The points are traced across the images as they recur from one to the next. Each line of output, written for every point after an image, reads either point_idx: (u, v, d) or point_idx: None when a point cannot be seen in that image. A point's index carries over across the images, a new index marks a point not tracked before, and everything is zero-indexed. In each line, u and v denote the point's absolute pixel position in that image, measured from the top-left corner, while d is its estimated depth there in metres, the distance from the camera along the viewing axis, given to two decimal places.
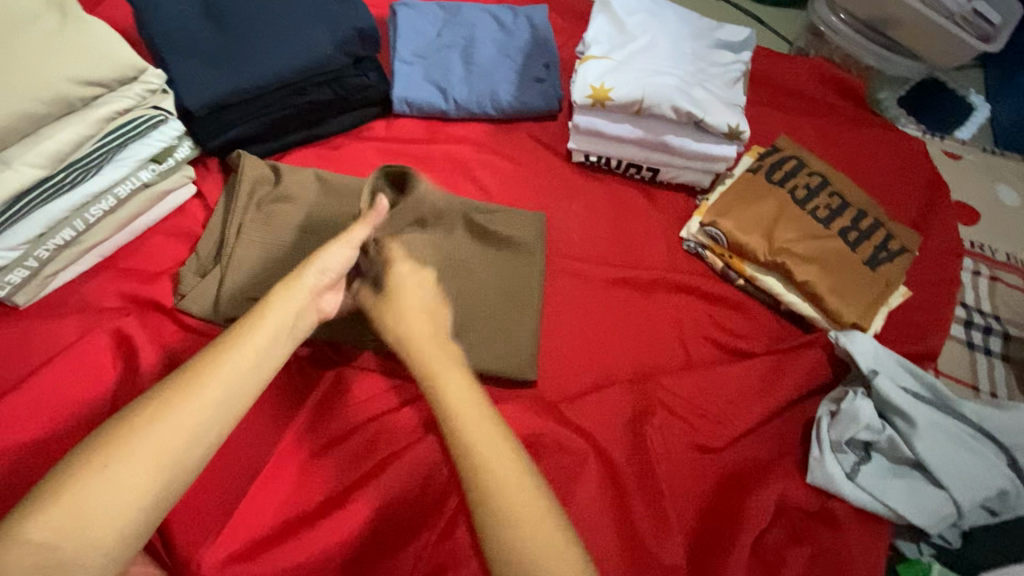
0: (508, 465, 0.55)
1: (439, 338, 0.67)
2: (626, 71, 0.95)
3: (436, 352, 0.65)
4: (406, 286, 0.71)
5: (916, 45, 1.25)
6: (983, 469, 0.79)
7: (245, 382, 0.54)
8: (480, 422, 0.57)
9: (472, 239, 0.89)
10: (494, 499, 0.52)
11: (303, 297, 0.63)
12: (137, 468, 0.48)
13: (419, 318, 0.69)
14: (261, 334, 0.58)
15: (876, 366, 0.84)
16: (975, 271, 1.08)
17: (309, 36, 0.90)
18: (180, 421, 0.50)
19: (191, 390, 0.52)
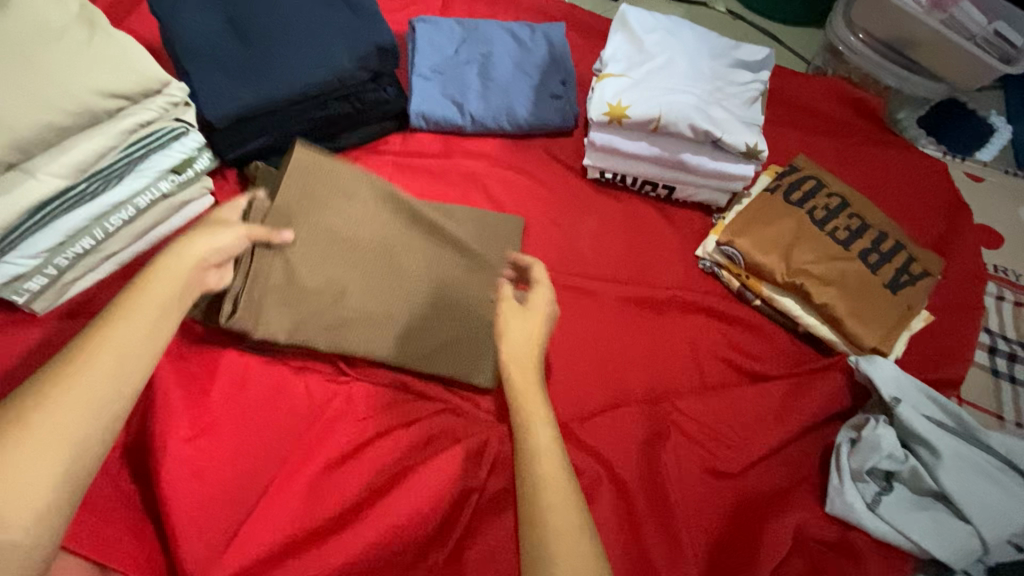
0: (563, 503, 0.58)
1: (538, 377, 0.68)
2: (644, 89, 0.95)
3: (534, 384, 0.67)
4: (541, 307, 0.73)
5: (937, 66, 1.24)
6: (1011, 503, 0.76)
7: (133, 352, 0.54)
8: (552, 460, 0.61)
9: (401, 220, 0.85)
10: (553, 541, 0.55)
11: (188, 265, 0.63)
12: (39, 450, 0.47)
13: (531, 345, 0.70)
14: (142, 307, 0.57)
15: (898, 393, 0.82)
16: (999, 296, 1.05)
17: (329, 51, 0.90)
18: (73, 399, 0.49)
19: (74, 369, 0.51)
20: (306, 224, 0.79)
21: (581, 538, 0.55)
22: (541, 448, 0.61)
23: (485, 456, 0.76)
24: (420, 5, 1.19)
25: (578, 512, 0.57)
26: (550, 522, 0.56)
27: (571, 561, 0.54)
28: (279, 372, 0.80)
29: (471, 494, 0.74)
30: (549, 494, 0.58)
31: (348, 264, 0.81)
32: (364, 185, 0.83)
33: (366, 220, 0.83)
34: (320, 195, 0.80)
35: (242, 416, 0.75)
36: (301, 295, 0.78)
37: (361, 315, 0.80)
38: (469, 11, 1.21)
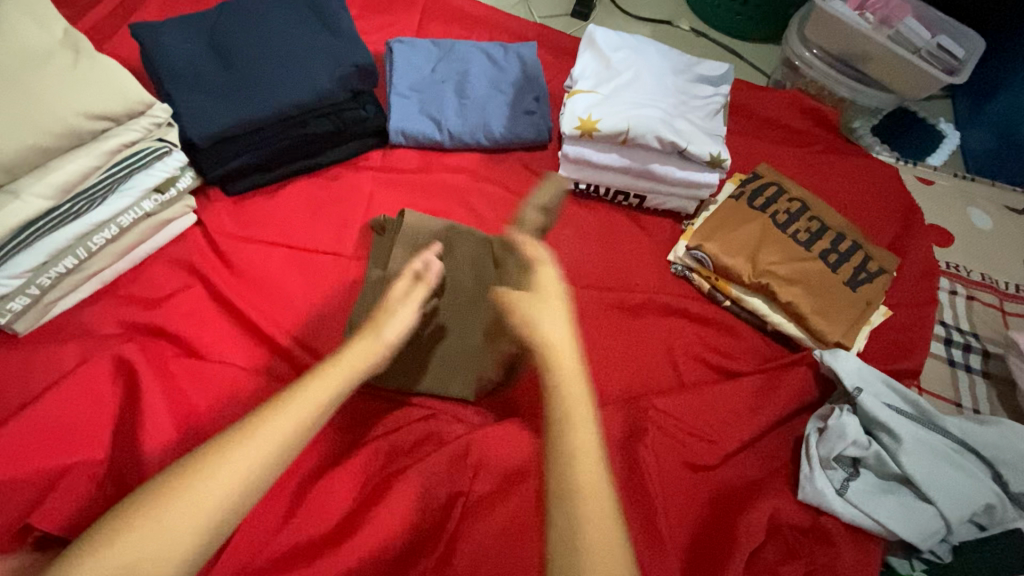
0: (599, 498, 0.52)
1: (578, 354, 0.63)
2: (612, 104, 1.00)
3: (572, 358, 0.62)
4: (553, 283, 0.70)
5: (886, 78, 1.31)
6: (969, 483, 0.81)
7: (290, 437, 0.55)
8: (587, 448, 0.55)
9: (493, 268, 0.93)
10: (581, 525, 0.50)
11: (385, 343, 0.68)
12: (215, 492, 0.50)
13: (563, 329, 0.65)
14: (312, 393, 0.58)
15: (860, 383, 0.87)
16: (952, 290, 1.12)
17: (310, 73, 0.93)
18: (255, 452, 0.52)
19: (239, 444, 0.53)
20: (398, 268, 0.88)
21: (617, 542, 0.50)
22: (582, 438, 0.55)
23: (468, 460, 0.77)
24: (396, 26, 1.23)
25: (616, 507, 0.52)
26: (586, 522, 0.50)
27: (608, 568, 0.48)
28: (265, 384, 0.82)
29: (458, 499, 0.75)
30: (586, 490, 0.52)
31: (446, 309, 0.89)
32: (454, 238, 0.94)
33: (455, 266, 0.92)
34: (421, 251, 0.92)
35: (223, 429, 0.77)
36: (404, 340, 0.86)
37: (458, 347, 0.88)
38: (445, 32, 1.26)
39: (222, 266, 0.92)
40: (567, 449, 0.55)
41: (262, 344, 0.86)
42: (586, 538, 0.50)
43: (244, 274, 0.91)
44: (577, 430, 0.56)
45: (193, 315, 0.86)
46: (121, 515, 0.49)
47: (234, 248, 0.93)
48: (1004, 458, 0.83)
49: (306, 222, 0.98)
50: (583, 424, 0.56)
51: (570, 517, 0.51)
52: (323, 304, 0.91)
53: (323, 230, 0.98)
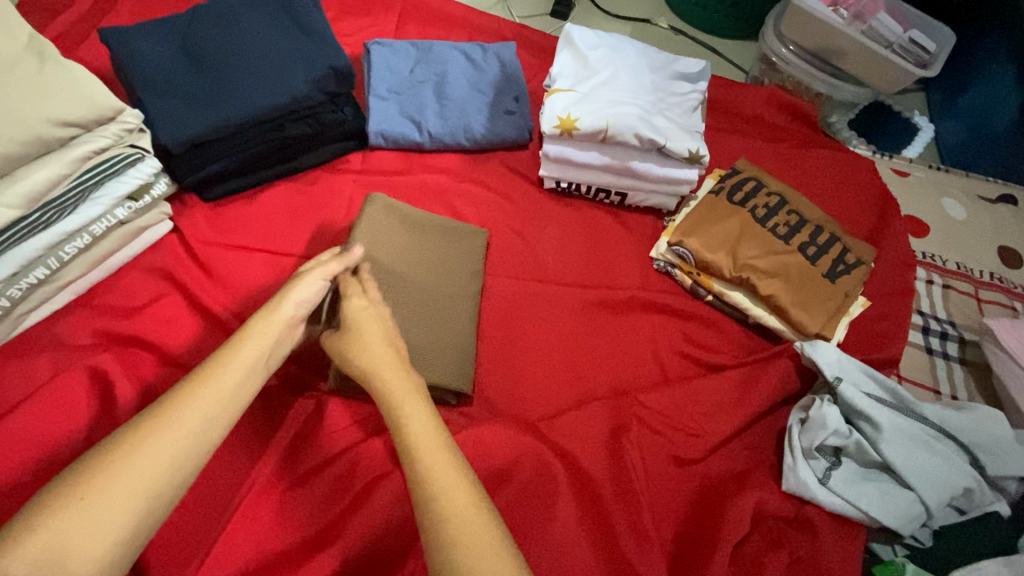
0: (445, 462, 0.56)
1: (404, 371, 0.67)
2: (591, 103, 1.00)
3: (399, 376, 0.66)
4: (361, 310, 0.73)
5: (860, 73, 1.33)
6: (947, 468, 0.82)
7: (221, 407, 0.56)
8: (431, 443, 0.58)
9: (462, 263, 0.94)
10: (443, 521, 0.51)
11: (278, 324, 0.66)
12: (126, 488, 0.48)
13: (381, 352, 0.69)
14: (236, 365, 0.60)
15: (840, 373, 0.88)
16: (928, 280, 1.14)
17: (286, 76, 0.92)
18: (170, 443, 0.52)
19: (167, 418, 0.53)
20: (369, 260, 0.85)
21: (472, 496, 0.54)
22: (417, 429, 0.59)
23: None
24: (374, 28, 1.23)
25: (473, 494, 0.54)
26: (440, 486, 0.54)
27: (471, 519, 0.52)
28: None
29: None
30: (441, 482, 0.54)
31: (423, 298, 0.87)
32: (426, 236, 0.93)
33: (427, 260, 0.90)
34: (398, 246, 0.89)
35: None
36: None
37: (445, 336, 0.85)
38: (423, 32, 1.25)
39: (201, 273, 0.91)
40: (408, 439, 0.58)
41: None
42: (439, 501, 0.52)
43: (224, 281, 0.90)
44: (419, 436, 0.58)
45: (171, 324, 0.85)
46: (44, 497, 0.46)
47: (213, 255, 0.92)
48: (980, 443, 0.85)
49: (286, 227, 0.97)
50: (417, 411, 0.61)
51: (434, 517, 0.52)
52: None
53: (304, 235, 0.97)
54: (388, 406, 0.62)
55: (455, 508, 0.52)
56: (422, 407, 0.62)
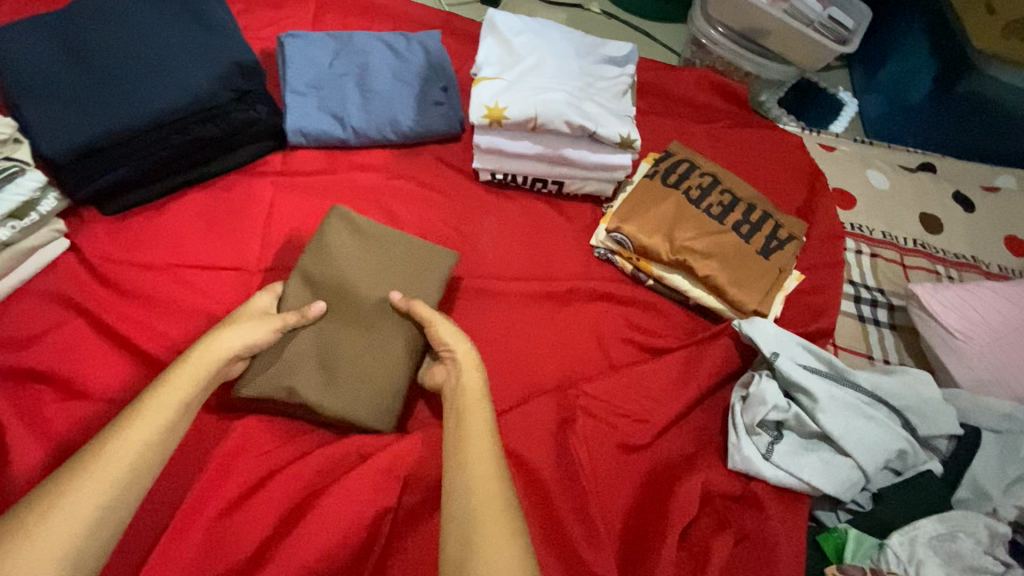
0: (486, 476, 0.64)
1: (481, 376, 0.76)
2: (519, 91, 0.97)
3: (476, 377, 0.75)
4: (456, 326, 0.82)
5: (786, 51, 1.36)
6: (881, 433, 0.85)
7: (158, 437, 0.62)
8: (481, 445, 0.67)
9: (417, 277, 0.85)
10: (471, 509, 0.61)
11: (221, 355, 0.72)
12: (66, 519, 0.54)
13: (465, 347, 0.78)
14: (168, 400, 0.65)
15: (777, 348, 0.89)
16: (857, 250, 1.18)
17: (183, 73, 0.86)
18: (104, 476, 0.58)
19: (103, 453, 0.59)
20: (327, 282, 0.83)
21: (499, 503, 0.62)
22: (471, 428, 0.69)
23: (397, 472, 0.74)
24: (290, 19, 1.16)
25: (503, 494, 0.63)
26: (472, 491, 0.63)
27: (489, 522, 0.60)
28: None
29: (386, 513, 0.73)
30: (475, 480, 0.64)
31: (358, 316, 0.82)
32: (391, 254, 0.86)
33: (384, 282, 0.84)
34: (361, 266, 0.85)
35: None
36: (299, 356, 0.79)
37: (374, 356, 0.80)
38: (343, 22, 1.19)
39: (107, 294, 0.84)
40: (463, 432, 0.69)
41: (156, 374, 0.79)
42: (467, 491, 0.63)
43: (134, 302, 0.84)
44: (473, 436, 0.68)
45: (73, 352, 0.78)
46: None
47: (118, 274, 0.85)
48: (910, 405, 0.88)
49: (201, 238, 0.90)
50: (476, 419, 0.70)
51: (464, 506, 0.62)
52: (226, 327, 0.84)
53: (222, 245, 0.91)
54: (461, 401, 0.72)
55: (481, 509, 0.61)
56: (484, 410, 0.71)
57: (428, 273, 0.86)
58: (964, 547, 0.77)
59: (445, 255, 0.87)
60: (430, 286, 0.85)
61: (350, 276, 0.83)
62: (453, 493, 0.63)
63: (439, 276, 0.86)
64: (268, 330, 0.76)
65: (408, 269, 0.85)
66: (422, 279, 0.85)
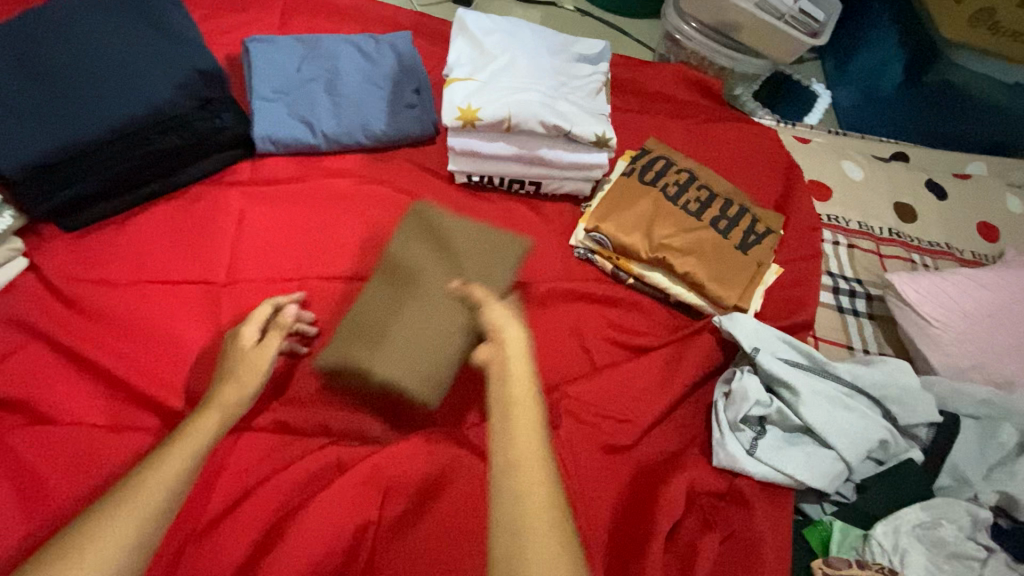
0: (540, 494, 0.50)
1: (530, 362, 0.63)
2: (491, 92, 0.96)
3: (524, 365, 0.62)
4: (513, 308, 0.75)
5: (758, 44, 1.36)
6: (862, 423, 0.85)
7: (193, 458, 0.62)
8: (532, 450, 0.53)
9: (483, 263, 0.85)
10: (523, 533, 0.48)
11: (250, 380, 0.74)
12: (109, 542, 0.53)
13: (517, 329, 0.67)
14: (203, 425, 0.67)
15: (758, 343, 0.89)
16: (835, 242, 1.19)
17: (142, 84, 0.85)
18: (145, 497, 0.57)
19: (142, 479, 0.59)
20: (402, 263, 0.85)
21: (556, 529, 0.49)
22: (517, 426, 0.55)
23: (377, 483, 0.74)
24: (256, 24, 1.13)
25: (561, 516, 0.50)
26: (523, 511, 0.49)
27: (546, 554, 0.47)
28: (142, 437, 0.76)
29: (367, 528, 0.71)
30: (530, 494, 0.50)
31: (424, 296, 0.82)
32: (465, 239, 0.86)
33: (455, 264, 0.84)
34: (439, 249, 0.86)
35: (85, 503, 0.71)
36: (366, 329, 0.80)
37: (433, 333, 0.79)
38: (310, 25, 1.16)
39: (73, 316, 0.82)
40: (509, 431, 0.55)
41: (125, 399, 0.79)
42: (518, 508, 0.50)
43: (101, 322, 0.82)
44: (521, 436, 0.54)
45: (39, 376, 0.78)
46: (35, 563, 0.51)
47: (83, 294, 0.83)
48: (889, 395, 0.89)
49: (168, 252, 0.88)
50: (524, 413, 0.56)
51: (514, 528, 0.48)
52: (197, 343, 0.82)
53: (190, 259, 0.88)
54: (507, 392, 0.59)
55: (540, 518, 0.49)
56: (534, 402, 0.58)
57: (496, 260, 0.86)
58: (947, 534, 0.79)
59: (515, 242, 0.88)
60: (494, 273, 0.84)
61: (423, 258, 0.85)
62: (499, 508, 0.50)
63: (510, 264, 0.86)
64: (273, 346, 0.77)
65: (478, 253, 0.85)
66: (491, 265, 0.85)
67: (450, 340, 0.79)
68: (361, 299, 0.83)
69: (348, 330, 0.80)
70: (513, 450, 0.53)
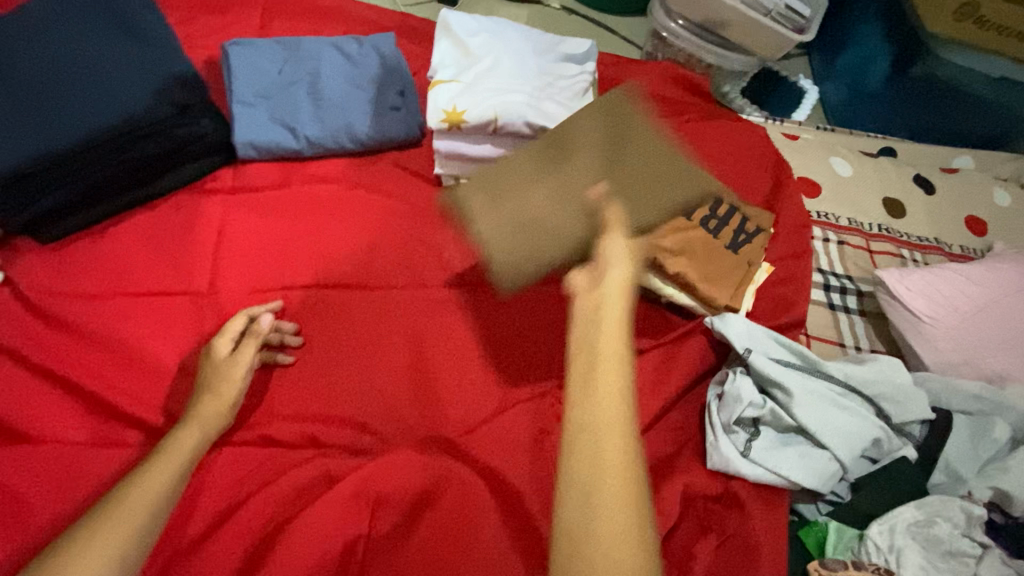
0: (617, 453, 0.50)
1: (623, 316, 0.60)
2: (476, 93, 0.94)
3: (616, 318, 0.59)
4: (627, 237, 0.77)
5: (746, 41, 1.35)
6: (855, 422, 0.85)
7: (151, 504, 0.63)
8: (612, 410, 0.52)
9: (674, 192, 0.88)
10: (595, 489, 0.49)
11: (217, 412, 0.75)
12: None
13: (624, 273, 0.65)
14: (166, 465, 0.68)
15: (750, 344, 0.89)
16: (825, 238, 1.19)
17: (118, 94, 0.82)
18: (99, 547, 0.58)
19: (98, 525, 0.60)
20: (603, 152, 0.89)
21: (629, 488, 0.49)
22: (602, 382, 0.53)
23: (368, 494, 0.73)
24: (235, 27, 1.11)
25: (637, 480, 0.50)
26: (597, 465, 0.50)
27: (617, 511, 0.48)
28: (122, 455, 0.74)
29: (358, 541, 0.70)
30: (604, 457, 0.50)
31: (569, 186, 0.87)
32: (654, 155, 0.89)
33: (644, 162, 0.89)
34: (623, 152, 0.89)
35: (63, 523, 0.69)
36: (490, 202, 0.87)
37: (543, 229, 0.85)
38: (291, 27, 1.13)
39: (51, 331, 0.80)
40: (596, 383, 0.53)
41: (106, 414, 0.77)
42: (590, 464, 0.50)
43: (79, 336, 0.80)
44: (603, 398, 0.52)
45: (13, 393, 0.75)
46: None
47: (59, 309, 0.80)
48: (882, 393, 0.88)
49: (148, 263, 0.86)
50: (610, 370, 0.54)
51: (586, 484, 0.49)
52: (180, 357, 0.81)
53: (171, 269, 0.86)
54: (595, 340, 0.57)
55: (606, 483, 0.49)
56: (623, 360, 0.55)
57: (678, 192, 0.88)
58: (942, 532, 0.78)
59: (697, 178, 0.90)
60: (652, 200, 0.87)
61: (614, 158, 0.88)
62: (574, 457, 0.51)
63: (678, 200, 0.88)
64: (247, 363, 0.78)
65: (648, 177, 0.88)
66: (649, 192, 0.87)
67: (564, 241, 0.83)
68: (519, 164, 0.90)
69: (500, 193, 0.88)
70: (583, 414, 0.52)
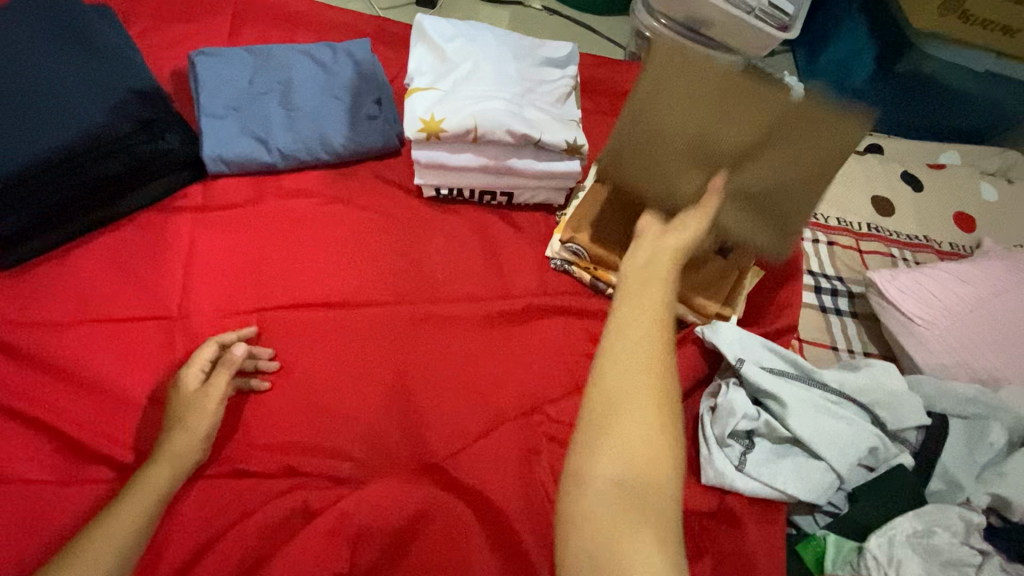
0: (641, 375, 0.59)
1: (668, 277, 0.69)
2: (454, 101, 0.91)
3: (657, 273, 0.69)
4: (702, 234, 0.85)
5: (730, 40, 1.32)
6: (852, 431, 0.83)
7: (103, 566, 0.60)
8: (642, 341, 0.61)
9: (795, 206, 0.86)
10: (615, 402, 0.58)
11: (184, 451, 0.71)
12: None
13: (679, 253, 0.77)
14: (124, 517, 0.64)
15: (742, 354, 0.87)
16: (814, 239, 1.17)
17: (71, 109, 0.80)
18: None
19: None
20: (789, 156, 0.82)
21: (650, 407, 0.57)
22: (635, 314, 0.63)
23: (345, 531, 0.69)
24: (204, 36, 1.06)
25: (658, 401, 0.58)
26: (622, 383, 0.59)
27: (636, 424, 0.57)
28: (90, 493, 0.70)
29: None
30: (629, 379, 0.59)
31: (711, 140, 0.84)
32: (770, 193, 0.87)
33: (756, 168, 0.85)
34: (763, 158, 0.83)
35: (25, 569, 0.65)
36: (714, 125, 0.83)
37: (650, 158, 0.89)
38: (262, 35, 1.10)
39: (8, 363, 0.76)
40: (632, 312, 0.63)
41: (70, 450, 0.73)
42: (614, 382, 0.59)
43: (41, 367, 0.76)
44: (635, 329, 0.62)
45: None
46: None
47: (17, 339, 0.76)
48: (877, 400, 0.86)
49: (115, 287, 0.82)
50: (647, 307, 0.64)
51: (609, 399, 0.58)
52: (150, 386, 0.77)
53: (139, 293, 0.82)
54: (637, 283, 0.67)
55: (625, 409, 0.57)
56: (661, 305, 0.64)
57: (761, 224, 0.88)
58: (941, 542, 0.76)
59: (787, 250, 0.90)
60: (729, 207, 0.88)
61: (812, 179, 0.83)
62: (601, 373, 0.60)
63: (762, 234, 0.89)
64: (220, 392, 0.75)
65: (751, 201, 0.87)
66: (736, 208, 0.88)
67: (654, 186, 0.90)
68: (712, 94, 0.82)
69: (660, 96, 0.85)
70: (610, 360, 0.60)
